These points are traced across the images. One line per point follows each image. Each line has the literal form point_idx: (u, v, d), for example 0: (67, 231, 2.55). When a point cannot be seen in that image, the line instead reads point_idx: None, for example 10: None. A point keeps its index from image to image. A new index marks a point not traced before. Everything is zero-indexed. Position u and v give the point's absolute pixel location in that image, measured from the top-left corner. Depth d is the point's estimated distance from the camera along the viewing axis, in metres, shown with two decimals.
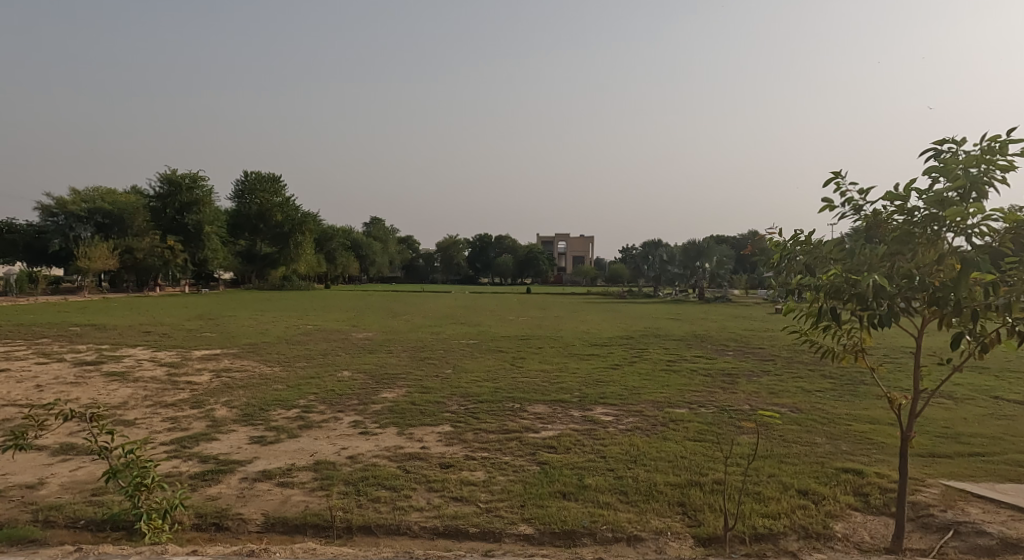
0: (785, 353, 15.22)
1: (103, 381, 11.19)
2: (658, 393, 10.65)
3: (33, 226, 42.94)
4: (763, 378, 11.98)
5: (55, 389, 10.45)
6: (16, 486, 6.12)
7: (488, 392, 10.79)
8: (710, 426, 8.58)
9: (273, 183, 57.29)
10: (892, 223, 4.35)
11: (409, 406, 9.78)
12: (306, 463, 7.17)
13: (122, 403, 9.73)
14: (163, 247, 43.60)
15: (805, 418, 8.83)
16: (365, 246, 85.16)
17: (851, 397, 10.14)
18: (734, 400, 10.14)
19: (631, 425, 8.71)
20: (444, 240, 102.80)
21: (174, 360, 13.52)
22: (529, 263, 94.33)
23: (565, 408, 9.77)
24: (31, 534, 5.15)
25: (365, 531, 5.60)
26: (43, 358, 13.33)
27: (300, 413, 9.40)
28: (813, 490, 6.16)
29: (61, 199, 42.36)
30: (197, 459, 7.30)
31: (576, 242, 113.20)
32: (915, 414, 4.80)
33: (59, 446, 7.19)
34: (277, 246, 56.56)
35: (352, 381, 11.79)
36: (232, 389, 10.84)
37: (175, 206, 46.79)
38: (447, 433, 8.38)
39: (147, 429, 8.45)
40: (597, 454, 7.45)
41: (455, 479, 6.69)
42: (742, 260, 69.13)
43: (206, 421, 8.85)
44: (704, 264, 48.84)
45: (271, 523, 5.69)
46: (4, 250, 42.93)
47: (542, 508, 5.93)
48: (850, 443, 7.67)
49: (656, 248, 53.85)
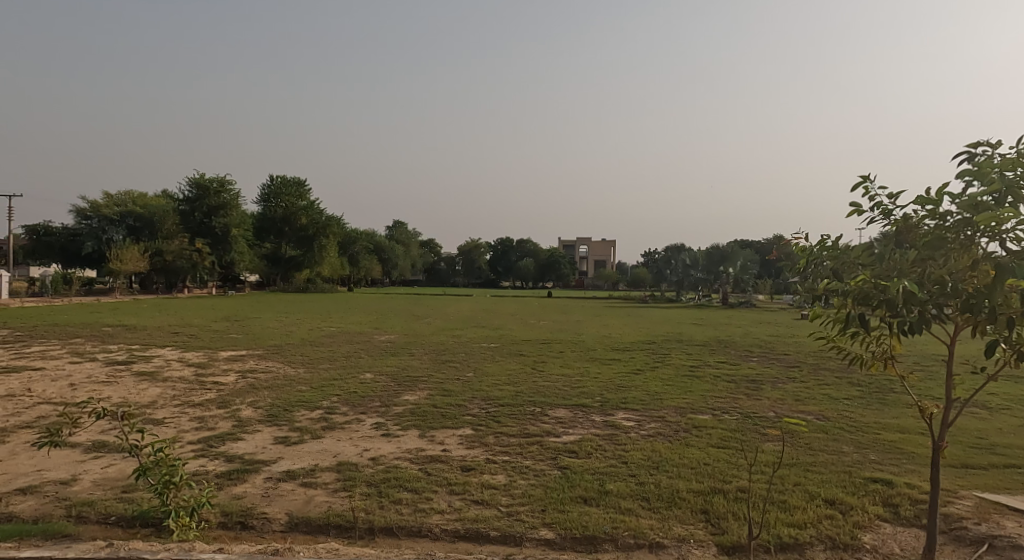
0: (812, 360, 15.02)
1: (133, 381, 11.34)
2: (680, 399, 10.57)
3: (68, 229, 43.85)
4: (789, 386, 11.81)
5: (88, 388, 10.65)
6: (50, 482, 6.26)
7: (510, 396, 10.82)
8: (733, 433, 8.49)
9: (298, 187, 58.40)
10: (922, 227, 4.24)
11: (431, 409, 9.83)
12: (329, 464, 7.24)
13: (152, 403, 9.88)
14: (191, 250, 44.44)
15: (831, 426, 8.71)
16: (386, 248, 85.92)
17: (880, 406, 9.96)
18: (758, 407, 10.03)
19: (653, 431, 8.67)
20: (467, 245, 103.50)
21: (201, 361, 13.75)
22: (550, 267, 95.27)
23: (587, 413, 9.75)
24: (65, 529, 5.24)
25: (387, 533, 5.64)
26: (75, 358, 13.55)
27: (323, 414, 9.50)
28: (840, 500, 6.06)
29: (94, 202, 43.34)
30: (223, 459, 7.39)
31: (598, 246, 112.81)
32: (948, 424, 4.45)
33: (91, 444, 7.32)
34: (301, 249, 56.96)
35: (375, 383, 11.89)
36: (257, 390, 10.97)
37: (203, 210, 47.47)
38: (468, 436, 8.41)
39: (175, 429, 8.57)
40: (618, 460, 7.42)
41: (476, 482, 6.70)
42: (766, 264, 67.51)
43: (232, 421, 8.96)
44: (728, 269, 48.18)
45: (295, 523, 5.74)
46: (41, 253, 43.93)
47: (563, 513, 5.92)
48: (879, 453, 7.54)
49: (679, 252, 53.70)
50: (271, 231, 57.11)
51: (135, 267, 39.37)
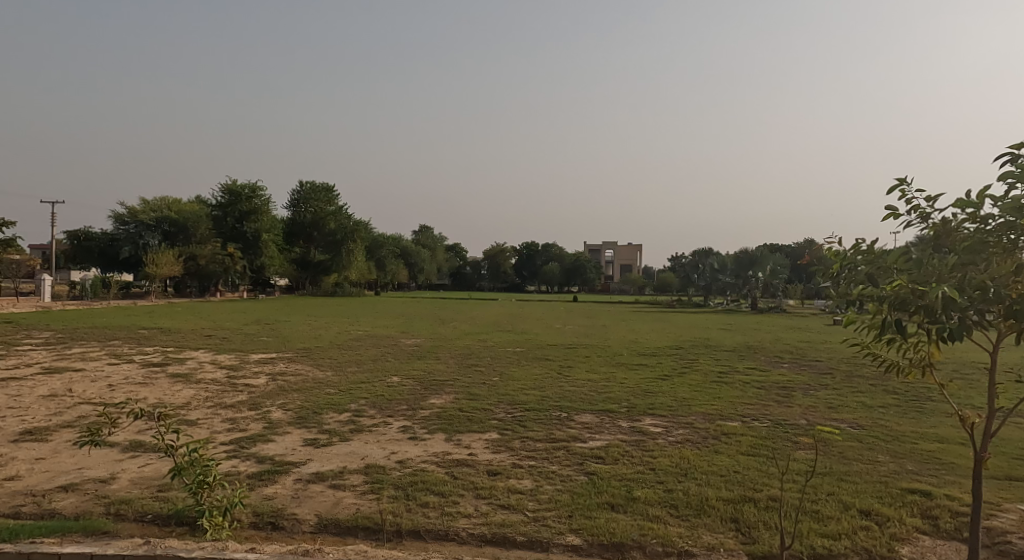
0: (845, 367, 14.73)
1: (168, 382, 11.56)
2: (709, 405, 10.45)
3: (106, 234, 44.91)
4: (821, 393, 11.60)
5: (125, 389, 10.90)
6: (90, 480, 6.41)
7: (536, 401, 10.81)
8: (764, 440, 8.37)
9: (327, 193, 59.29)
10: (962, 232, 4.14)
11: (457, 413, 9.86)
12: (357, 467, 7.30)
13: (186, 404, 10.07)
14: (225, 254, 44.99)
15: (866, 435, 8.55)
16: (412, 253, 86.60)
17: (916, 415, 9.74)
18: (789, 414, 9.88)
19: (681, 438, 8.58)
20: (493, 249, 103.76)
21: (232, 363, 13.97)
22: (575, 272, 94.99)
23: (613, 418, 9.69)
24: (104, 527, 5.35)
25: (415, 536, 5.66)
26: (113, 360, 13.86)
27: (351, 417, 9.58)
28: (876, 511, 5.95)
29: (132, 207, 44.37)
30: (254, 459, 7.51)
31: (624, 251, 112.00)
32: (991, 435, 4.30)
33: (128, 443, 7.48)
34: (330, 253, 57.62)
35: (401, 386, 11.97)
36: (286, 392, 11.10)
37: (235, 215, 48.29)
38: (494, 441, 8.41)
39: (208, 430, 8.73)
40: (645, 466, 7.36)
41: (502, 487, 6.70)
42: (797, 268, 66.38)
43: (263, 423, 9.10)
44: (758, 273, 47.31)
45: (324, 524, 5.79)
46: (81, 257, 45.04)
47: (590, 520, 5.89)
48: (917, 463, 7.37)
49: (707, 257, 53.19)
50: (301, 236, 57.91)
51: (170, 271, 40.13)
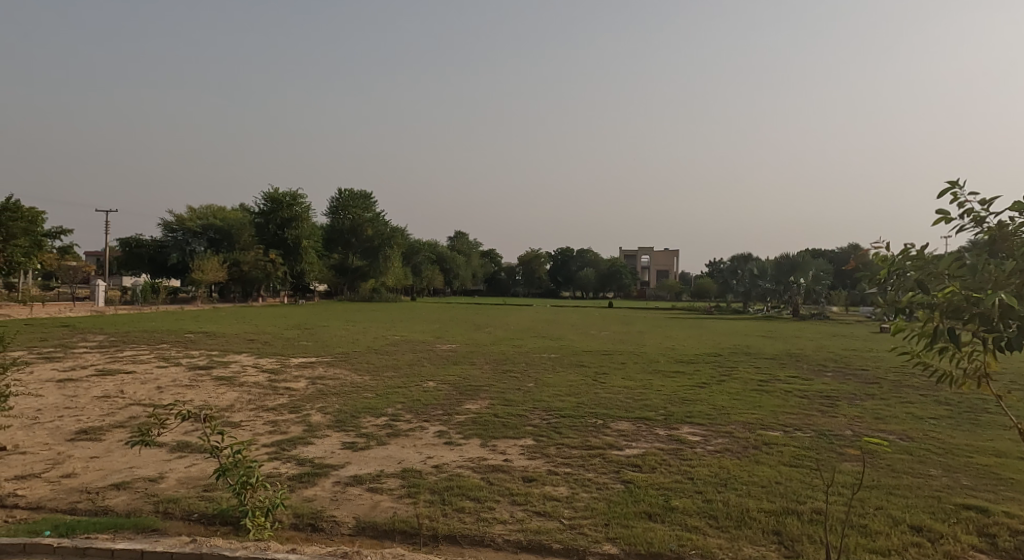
0: (892, 376, 14.28)
1: (213, 385, 11.85)
2: (749, 414, 10.26)
3: (156, 241, 46.34)
4: (867, 403, 11.28)
5: (174, 391, 11.19)
6: (140, 478, 6.59)
7: (571, 407, 10.76)
8: (807, 451, 8.18)
9: (365, 200, 60.24)
10: (1019, 236, 4.00)
11: (492, 419, 9.86)
12: (394, 471, 7.36)
13: (230, 406, 10.29)
14: (266, 260, 45.97)
15: (916, 448, 8.29)
16: (448, 259, 87.20)
17: (970, 428, 9.39)
18: (834, 424, 9.65)
19: (720, 447, 8.45)
20: (528, 255, 103.82)
21: (274, 367, 14.25)
22: (611, 278, 94.37)
23: (650, 426, 9.59)
24: (153, 525, 5.49)
25: (451, 541, 5.68)
26: (161, 362, 14.27)
27: (388, 421, 9.68)
28: (928, 527, 5.76)
29: (179, 215, 45.69)
30: (295, 461, 7.63)
31: (660, 256, 110.69)
32: None
33: (175, 444, 7.68)
34: (367, 260, 58.37)
35: (437, 392, 12.02)
36: (326, 396, 11.27)
37: (277, 222, 49.33)
38: (530, 447, 8.39)
39: (251, 431, 8.91)
40: (684, 476, 7.26)
41: (538, 494, 6.68)
42: (841, 274, 64.54)
43: (303, 426, 9.24)
44: (798, 280, 45.75)
45: (362, 527, 5.84)
46: (132, 264, 46.55)
47: (627, 529, 5.83)
48: (972, 478, 7.12)
49: (747, 263, 52.30)
50: (339, 242, 58.83)
51: (215, 277, 41.14)
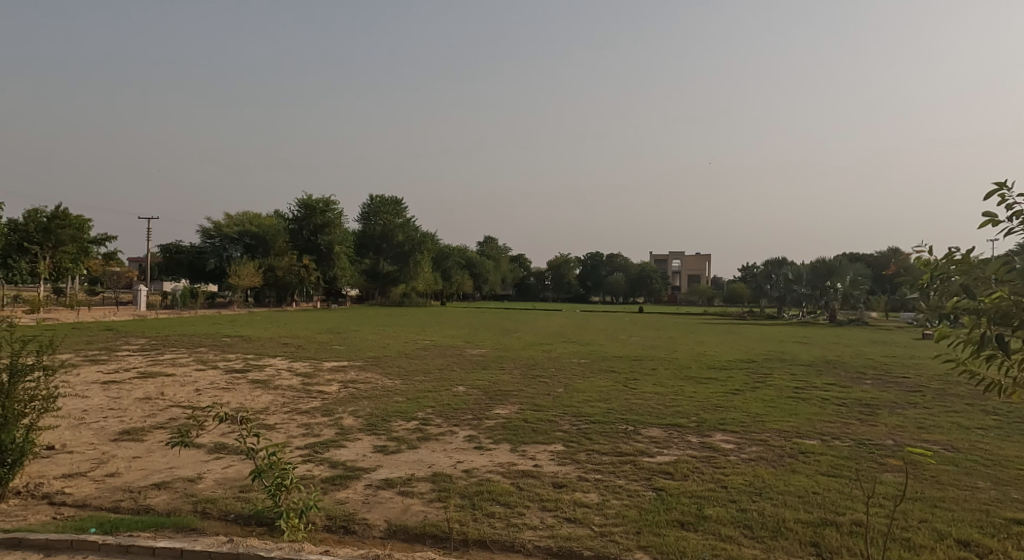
0: (935, 385, 13.87)
1: (249, 388, 12.04)
2: (784, 422, 10.06)
3: (195, 247, 47.38)
4: (909, 412, 10.97)
5: (211, 393, 11.39)
6: (179, 479, 6.71)
7: (601, 413, 10.67)
8: (846, 461, 7.98)
9: (396, 206, 60.91)
10: None
11: (522, 424, 9.83)
12: (425, 475, 7.37)
13: (265, 409, 10.44)
14: (300, 266, 46.73)
15: (962, 459, 8.03)
16: (477, 264, 87.47)
17: (1018, 439, 9.07)
18: (873, 433, 9.40)
19: (754, 455, 8.29)
20: (557, 260, 103.60)
21: (307, 370, 14.42)
22: (641, 283, 93.66)
23: (682, 433, 9.47)
24: (191, 524, 5.57)
25: (481, 546, 5.65)
26: (199, 365, 14.55)
27: (419, 425, 9.71)
28: (975, 542, 5.57)
29: (217, 221, 46.65)
30: (327, 464, 7.69)
31: (691, 261, 109.47)
32: None
33: (213, 445, 7.81)
34: (398, 265, 58.84)
35: (467, 396, 12.04)
36: (357, 399, 11.36)
37: (311, 228, 50.07)
38: (560, 453, 8.34)
39: (285, 434, 9.02)
40: (717, 484, 7.14)
41: (568, 500, 6.63)
42: (880, 278, 63.05)
43: (335, 429, 9.33)
44: (835, 284, 44.78)
45: (394, 530, 5.86)
46: (172, 269, 47.64)
47: (659, 537, 5.75)
48: (1021, 491, 6.87)
49: (782, 267, 51.56)
50: (371, 248, 59.48)
51: (250, 282, 41.89)
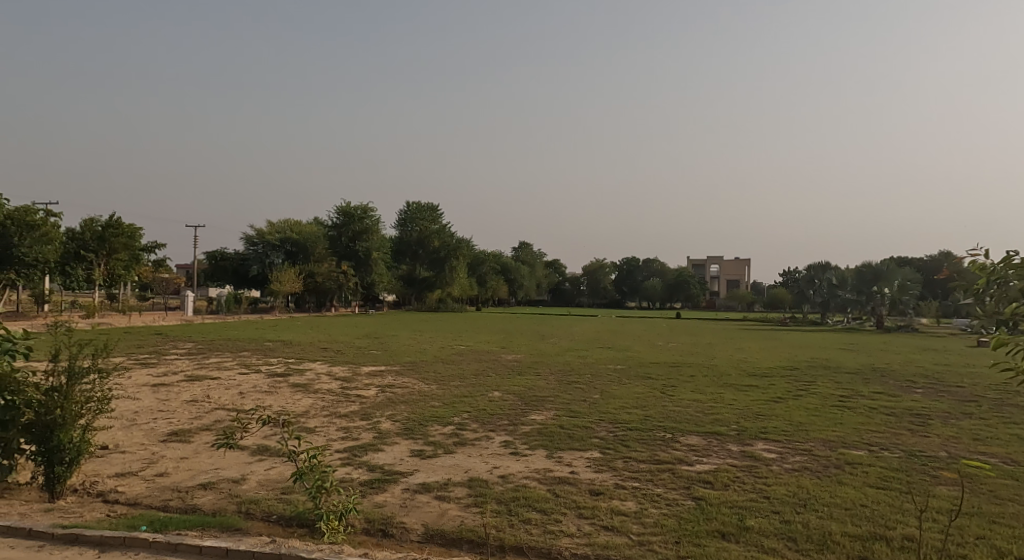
0: (992, 394, 13.32)
1: (290, 391, 12.21)
2: (830, 432, 9.77)
3: (239, 254, 48.50)
4: (962, 423, 10.55)
5: (253, 396, 11.59)
6: (223, 479, 6.82)
7: (639, 420, 10.53)
8: (896, 473, 7.71)
9: (432, 212, 61.42)
10: None
11: (558, 430, 9.75)
12: (461, 480, 7.36)
13: (305, 412, 10.58)
14: (338, 272, 47.44)
15: (1021, 473, 7.68)
16: (513, 269, 87.50)
17: None
18: (925, 444, 9.07)
19: (798, 465, 8.08)
20: (592, 266, 102.88)
21: (346, 375, 14.57)
22: (678, 288, 92.59)
23: (722, 441, 9.28)
24: (235, 524, 5.65)
25: (518, 552, 5.61)
26: (243, 369, 14.83)
27: (455, 430, 9.71)
28: None
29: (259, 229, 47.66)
30: (366, 467, 7.74)
31: (730, 267, 107.74)
32: None
33: (256, 447, 7.93)
34: (434, 271, 59.24)
35: (503, 402, 12.00)
36: (395, 404, 11.42)
37: (349, 235, 50.82)
38: (596, 460, 8.25)
39: (324, 437, 9.11)
40: (760, 494, 6.97)
41: (605, 508, 6.54)
42: (930, 284, 61.03)
43: (373, 432, 9.39)
44: (883, 289, 43.43)
45: (431, 535, 5.85)
46: (216, 275, 48.82)
47: (699, 547, 5.62)
48: None
49: (826, 272, 50.32)
50: (407, 254, 60.03)
51: (291, 288, 42.66)
